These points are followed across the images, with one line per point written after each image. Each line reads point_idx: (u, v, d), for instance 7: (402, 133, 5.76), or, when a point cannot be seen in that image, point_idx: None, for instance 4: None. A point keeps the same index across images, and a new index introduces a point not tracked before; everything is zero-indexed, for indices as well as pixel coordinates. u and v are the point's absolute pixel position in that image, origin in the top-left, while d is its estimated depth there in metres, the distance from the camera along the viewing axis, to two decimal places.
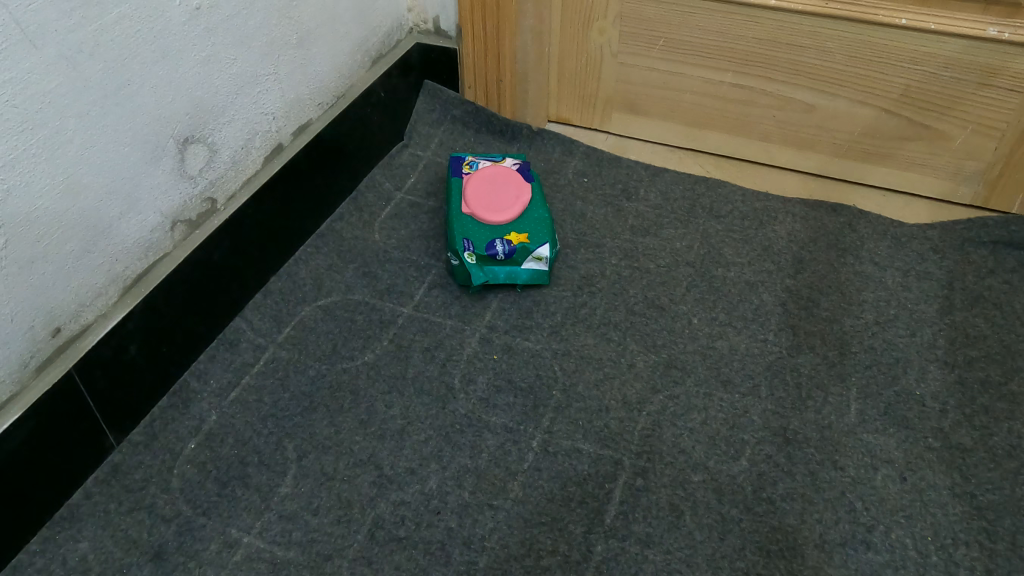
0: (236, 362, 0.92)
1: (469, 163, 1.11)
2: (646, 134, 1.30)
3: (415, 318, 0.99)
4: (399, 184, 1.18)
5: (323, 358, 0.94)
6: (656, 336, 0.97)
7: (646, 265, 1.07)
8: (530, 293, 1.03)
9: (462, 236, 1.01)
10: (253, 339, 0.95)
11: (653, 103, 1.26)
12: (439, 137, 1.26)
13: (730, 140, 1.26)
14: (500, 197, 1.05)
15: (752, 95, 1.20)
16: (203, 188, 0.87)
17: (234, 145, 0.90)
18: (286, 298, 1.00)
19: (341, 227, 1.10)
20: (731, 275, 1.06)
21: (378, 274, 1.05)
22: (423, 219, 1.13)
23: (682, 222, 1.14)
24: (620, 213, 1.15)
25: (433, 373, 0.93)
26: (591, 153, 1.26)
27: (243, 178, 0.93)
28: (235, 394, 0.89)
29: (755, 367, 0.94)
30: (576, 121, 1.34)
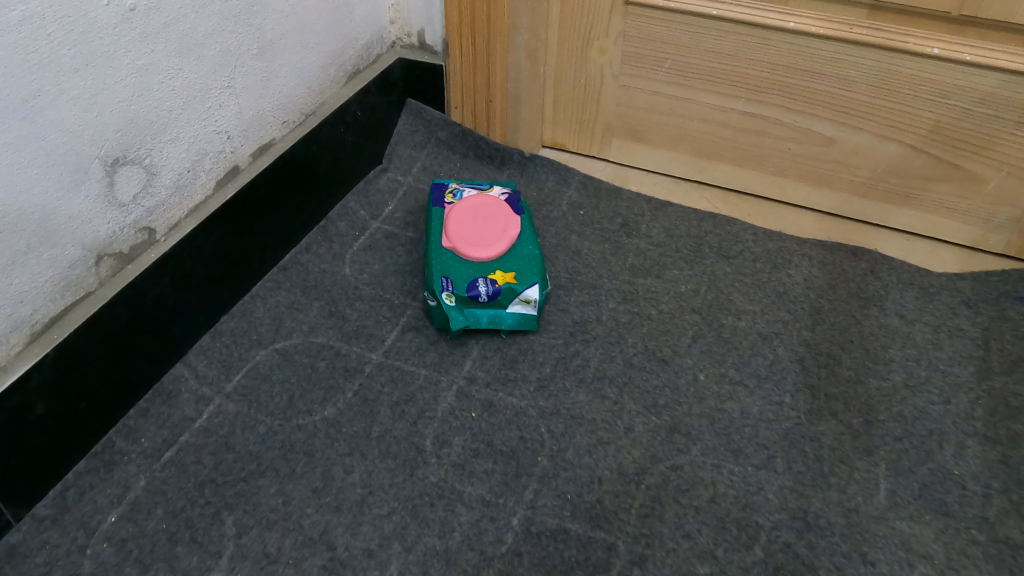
0: (175, 417, 0.81)
1: (452, 191, 1.00)
2: (648, 163, 1.21)
3: (385, 366, 0.87)
4: (375, 211, 1.07)
5: (277, 413, 0.82)
6: (657, 395, 0.87)
7: (647, 311, 0.97)
8: (517, 340, 0.91)
9: (441, 274, 0.89)
10: (196, 389, 0.84)
11: (656, 130, 1.16)
12: (422, 161, 1.16)
13: (739, 172, 1.16)
14: (485, 230, 0.94)
15: (765, 125, 1.10)
16: (138, 217, 0.76)
17: (179, 168, 0.78)
18: (239, 340, 0.89)
19: (308, 259, 0.99)
20: (742, 325, 0.96)
21: (346, 314, 0.93)
22: (400, 252, 1.01)
23: (688, 263, 1.05)
24: (619, 251, 1.05)
25: (402, 433, 0.81)
26: (587, 183, 1.16)
27: (190, 204, 0.82)
28: (170, 455, 0.78)
29: (770, 434, 0.83)
30: (572, 147, 1.24)
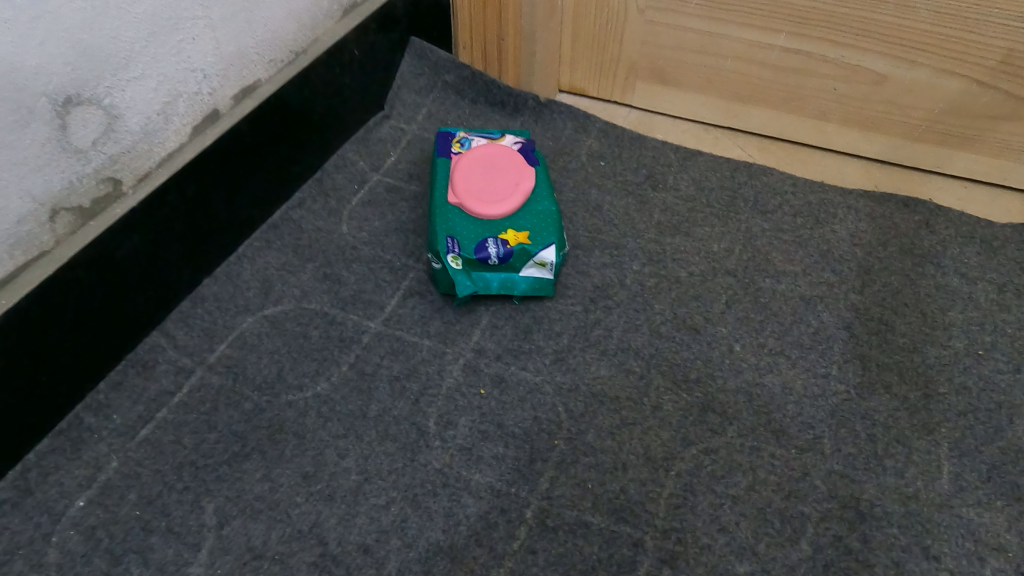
0: (152, 391, 0.73)
1: (459, 140, 0.90)
2: (676, 108, 1.09)
3: (385, 336, 0.79)
4: (376, 162, 0.97)
5: (265, 388, 0.74)
6: (687, 369, 0.78)
7: (676, 274, 0.87)
8: (530, 307, 0.82)
9: (446, 233, 0.80)
10: (174, 360, 0.75)
11: (685, 71, 1.05)
12: (427, 108, 1.05)
13: (777, 117, 1.05)
14: (495, 184, 0.84)
15: (808, 63, 0.98)
16: (100, 166, 0.66)
17: (147, 111, 0.68)
18: (223, 306, 0.80)
19: (301, 215, 0.90)
20: (783, 288, 0.86)
21: (343, 277, 0.84)
22: (403, 208, 0.92)
23: (720, 219, 0.94)
24: (643, 207, 0.95)
25: (402, 413, 0.72)
26: (609, 130, 1.05)
27: (162, 153, 0.72)
28: (145, 433, 0.70)
29: (815, 413, 0.74)
30: (592, 92, 1.13)
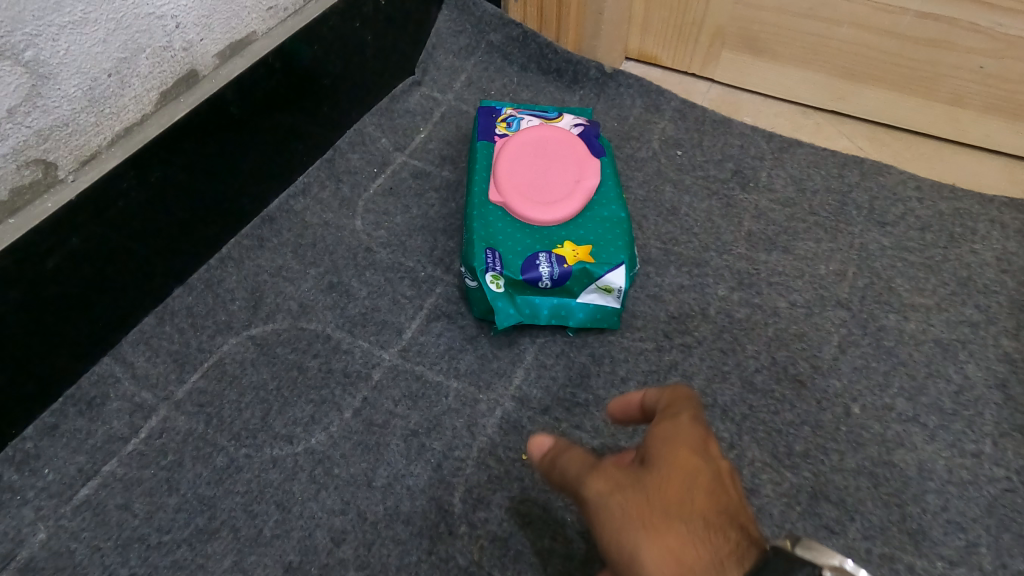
0: (99, 437, 0.56)
1: (505, 119, 0.71)
2: (768, 85, 0.89)
3: (402, 372, 0.61)
4: (401, 140, 0.79)
5: (244, 437, 0.57)
6: (791, 438, 0.60)
7: (773, 303, 0.69)
8: (588, 341, 0.64)
9: (485, 244, 0.62)
10: (131, 395, 0.59)
11: (786, 39, 0.84)
12: (466, 75, 0.86)
13: (899, 101, 0.83)
14: (549, 178, 0.65)
15: (949, 35, 0.76)
16: (22, 145, 0.48)
17: (92, 70, 0.50)
18: (199, 323, 0.63)
19: (305, 205, 0.72)
20: (913, 326, 0.67)
21: (352, 289, 0.66)
22: (432, 200, 0.74)
23: (827, 231, 0.74)
24: (730, 211, 0.76)
25: (419, 484, 0.56)
26: (688, 111, 0.85)
27: (116, 126, 0.54)
28: (85, 494, 0.54)
29: (966, 509, 0.56)
30: (665, 60, 0.93)
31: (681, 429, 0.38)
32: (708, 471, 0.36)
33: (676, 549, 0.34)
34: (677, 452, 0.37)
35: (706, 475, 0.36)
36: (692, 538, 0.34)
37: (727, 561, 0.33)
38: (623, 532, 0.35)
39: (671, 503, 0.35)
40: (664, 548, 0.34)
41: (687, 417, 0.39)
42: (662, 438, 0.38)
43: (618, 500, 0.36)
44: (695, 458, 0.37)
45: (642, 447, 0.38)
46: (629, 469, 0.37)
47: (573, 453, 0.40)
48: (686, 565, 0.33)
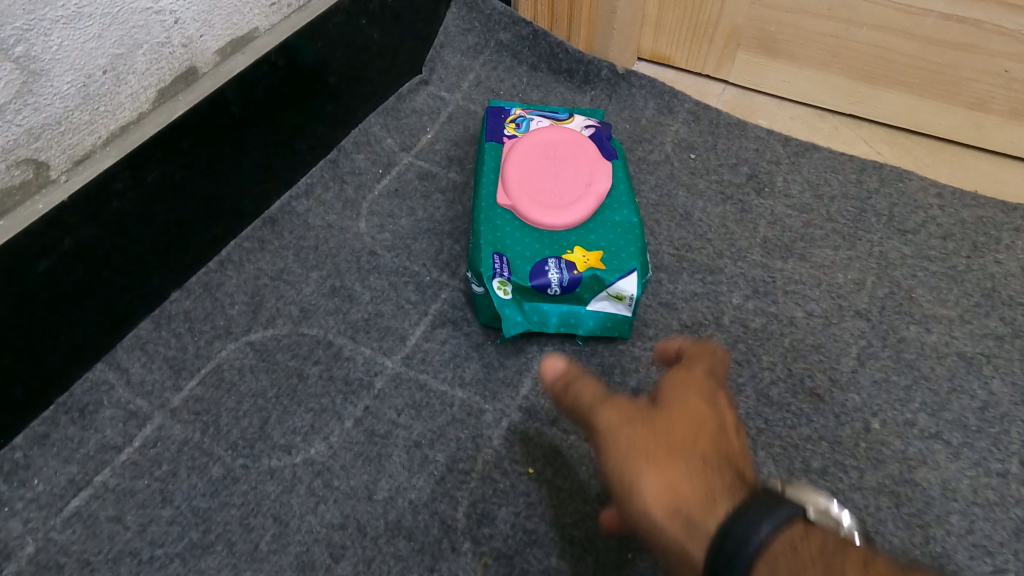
0: (91, 446, 0.55)
1: (514, 119, 0.69)
2: (784, 88, 0.87)
3: (405, 380, 0.59)
4: (407, 140, 0.77)
5: (241, 447, 0.55)
6: (808, 454, 0.58)
7: (789, 313, 0.66)
8: (598, 350, 0.62)
9: (492, 248, 0.60)
10: (126, 403, 0.57)
11: (803, 40, 0.82)
12: (475, 74, 0.85)
13: (919, 105, 0.81)
14: (559, 181, 0.63)
15: (973, 36, 0.73)
16: (12, 143, 0.46)
17: (87, 67, 0.48)
18: (196, 328, 0.61)
19: (307, 207, 0.70)
20: (935, 338, 0.65)
21: (355, 293, 0.64)
22: (438, 203, 0.71)
23: (846, 239, 0.72)
24: (745, 217, 0.74)
25: (422, 498, 0.54)
26: (701, 113, 0.83)
27: (112, 125, 0.52)
28: (76, 505, 0.52)
29: (992, 532, 0.54)
30: (678, 61, 0.90)
31: (692, 381, 0.39)
32: (712, 418, 0.37)
33: (671, 477, 0.35)
34: (690, 398, 0.38)
35: (715, 422, 0.37)
36: (689, 469, 0.35)
37: (718, 494, 0.34)
38: (622, 455, 0.36)
39: (674, 437, 0.36)
40: (661, 474, 0.35)
41: (702, 373, 0.40)
42: (677, 385, 0.39)
43: (627, 428, 0.37)
44: (705, 405, 0.38)
45: (653, 391, 0.40)
46: (641, 404, 0.38)
47: (586, 381, 0.41)
48: (677, 492, 0.34)
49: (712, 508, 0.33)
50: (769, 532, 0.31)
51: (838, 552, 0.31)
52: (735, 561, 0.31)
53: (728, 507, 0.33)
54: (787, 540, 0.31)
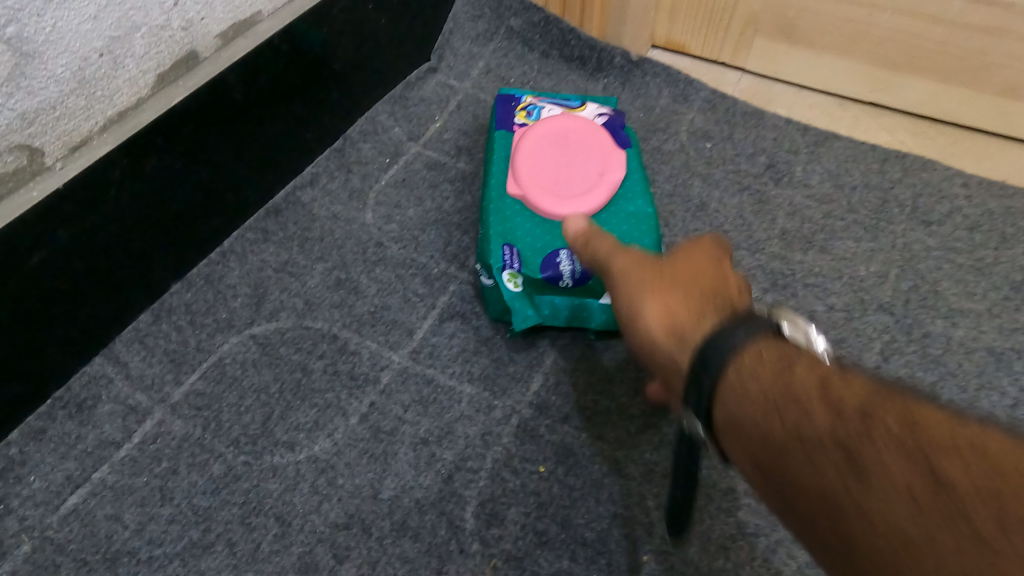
0: (89, 442, 0.53)
1: (525, 107, 0.66)
2: (803, 76, 0.84)
3: (411, 375, 0.58)
4: (414, 129, 0.75)
5: (242, 444, 0.54)
6: None
7: (809, 307, 0.64)
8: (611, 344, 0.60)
9: (502, 240, 0.58)
10: (125, 398, 0.55)
11: (824, 26, 0.79)
12: (485, 61, 0.83)
13: (944, 92, 0.78)
14: (572, 170, 0.61)
15: (1003, 20, 0.71)
16: (5, 128, 0.44)
17: (82, 49, 0.46)
18: (198, 321, 0.59)
19: (313, 197, 0.68)
20: (962, 334, 0.62)
21: (361, 285, 0.63)
22: (446, 193, 0.70)
23: (867, 230, 0.69)
24: (763, 208, 0.71)
25: (429, 497, 0.52)
26: (717, 101, 0.80)
27: (109, 110, 0.50)
28: (73, 503, 0.51)
29: None
30: (693, 48, 0.88)
31: (702, 252, 0.41)
32: (718, 271, 0.40)
33: (669, 302, 0.38)
34: (698, 254, 0.41)
35: (716, 269, 0.40)
36: (684, 295, 0.38)
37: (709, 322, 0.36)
38: (629, 289, 0.40)
39: (675, 275, 0.40)
40: (657, 298, 0.38)
41: (715, 242, 0.42)
42: (687, 245, 0.42)
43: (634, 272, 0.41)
44: (711, 259, 0.40)
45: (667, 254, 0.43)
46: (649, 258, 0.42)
47: (603, 241, 0.46)
48: (669, 312, 0.37)
49: (700, 323, 0.36)
50: (741, 342, 0.32)
51: (813, 363, 0.30)
52: (705, 372, 0.32)
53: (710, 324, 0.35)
54: (757, 350, 0.31)
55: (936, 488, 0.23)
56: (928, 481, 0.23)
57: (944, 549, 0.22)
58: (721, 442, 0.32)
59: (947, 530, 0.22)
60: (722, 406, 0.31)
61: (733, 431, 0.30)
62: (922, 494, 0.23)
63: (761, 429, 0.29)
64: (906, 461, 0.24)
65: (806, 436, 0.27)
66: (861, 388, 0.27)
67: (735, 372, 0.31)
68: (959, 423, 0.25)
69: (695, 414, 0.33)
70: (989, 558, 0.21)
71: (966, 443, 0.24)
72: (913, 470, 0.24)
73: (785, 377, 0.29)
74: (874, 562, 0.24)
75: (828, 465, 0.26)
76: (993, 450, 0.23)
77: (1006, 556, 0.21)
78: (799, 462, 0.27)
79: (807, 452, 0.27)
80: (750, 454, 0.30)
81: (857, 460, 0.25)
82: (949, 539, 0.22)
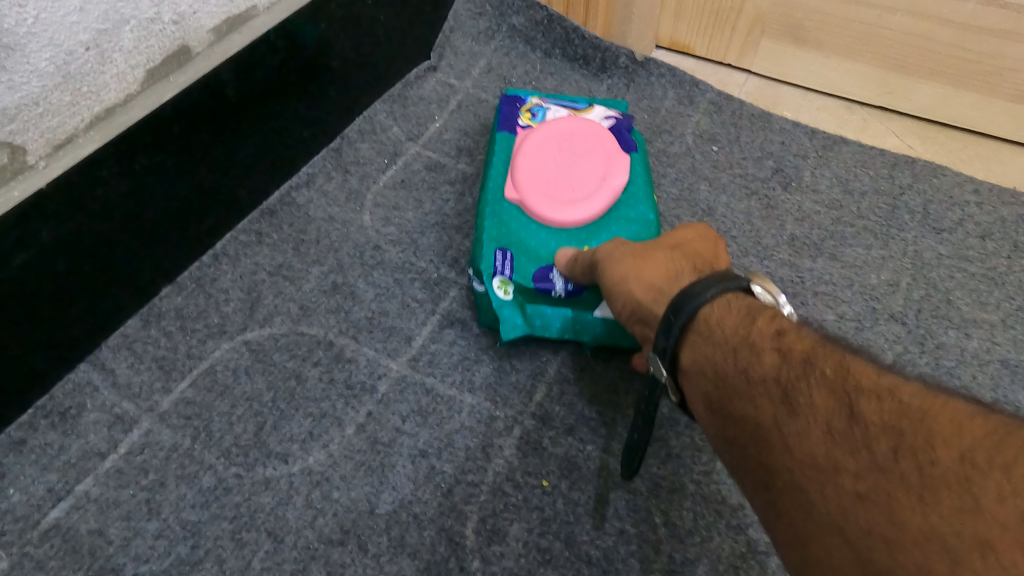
0: (73, 453, 0.51)
1: (529, 109, 0.64)
2: (810, 78, 0.82)
3: (410, 384, 0.56)
4: (414, 129, 0.73)
5: (233, 454, 0.52)
6: None
7: (819, 316, 0.63)
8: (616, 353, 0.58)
9: (495, 245, 0.56)
10: (111, 406, 0.53)
11: (831, 28, 0.77)
12: (487, 60, 0.81)
13: (955, 97, 0.76)
14: (574, 176, 0.58)
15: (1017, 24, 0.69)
16: None
17: (67, 43, 0.43)
18: (188, 327, 0.57)
19: (308, 198, 0.66)
20: (975, 346, 0.60)
21: (358, 290, 0.61)
22: (447, 195, 0.68)
23: (878, 237, 0.68)
24: (771, 213, 0.70)
25: (427, 511, 0.50)
26: (723, 103, 0.78)
27: (96, 107, 0.47)
28: (55, 517, 0.49)
29: None
30: (698, 49, 0.86)
31: (687, 235, 0.46)
32: (702, 248, 0.45)
33: (653, 272, 0.42)
34: (685, 237, 0.45)
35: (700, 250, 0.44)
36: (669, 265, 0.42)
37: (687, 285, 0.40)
38: (616, 262, 0.45)
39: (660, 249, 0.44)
40: (643, 268, 0.43)
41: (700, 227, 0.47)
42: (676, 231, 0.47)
43: (624, 250, 0.45)
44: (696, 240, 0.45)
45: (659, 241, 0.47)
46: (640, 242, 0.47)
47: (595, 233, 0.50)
48: (653, 279, 0.42)
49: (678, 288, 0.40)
50: (712, 296, 0.36)
51: (772, 316, 0.34)
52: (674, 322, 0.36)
53: (688, 283, 0.40)
54: (725, 303, 0.36)
55: (850, 421, 0.28)
56: (844, 416, 0.28)
57: (841, 467, 0.27)
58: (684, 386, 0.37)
59: (851, 455, 0.27)
60: (688, 353, 0.36)
61: (693, 370, 0.35)
62: (838, 425, 0.28)
63: (716, 371, 0.34)
64: (830, 399, 0.29)
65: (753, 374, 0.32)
66: (806, 339, 0.32)
67: (704, 321, 0.35)
68: (881, 374, 0.29)
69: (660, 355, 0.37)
70: (881, 478, 0.26)
71: (883, 388, 0.28)
72: (836, 408, 0.28)
73: (747, 327, 0.34)
74: (781, 473, 0.29)
75: (765, 401, 0.31)
76: (900, 395, 0.28)
77: (893, 476, 0.26)
78: (745, 400, 0.32)
79: (751, 390, 0.32)
80: (705, 393, 0.35)
81: (791, 397, 0.30)
82: (849, 461, 0.27)
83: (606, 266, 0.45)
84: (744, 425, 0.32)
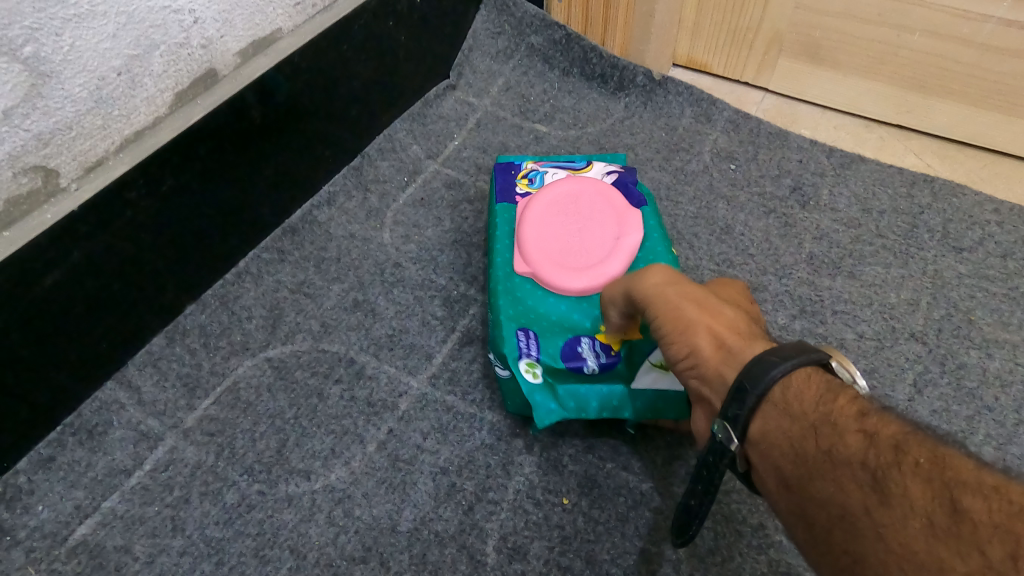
0: (99, 470, 0.52)
1: (526, 174, 0.61)
2: (829, 96, 0.82)
3: (431, 402, 0.56)
4: (433, 147, 0.74)
5: (256, 471, 0.52)
6: None
7: (839, 335, 0.63)
8: None
9: (516, 324, 0.52)
10: (136, 424, 0.54)
11: (849, 47, 0.77)
12: (505, 79, 0.82)
13: (975, 116, 0.76)
14: (588, 242, 0.55)
15: None
16: (19, 149, 0.43)
17: (100, 68, 0.45)
18: (212, 344, 0.58)
19: (329, 216, 0.67)
20: (996, 365, 0.60)
21: (379, 307, 0.61)
22: (466, 213, 0.68)
23: (897, 256, 0.68)
24: (789, 231, 0.70)
25: (448, 530, 0.50)
26: (741, 121, 0.78)
27: (125, 130, 0.48)
28: (81, 534, 0.49)
29: None
30: (716, 68, 0.87)
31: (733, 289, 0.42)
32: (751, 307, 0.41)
33: (714, 320, 0.37)
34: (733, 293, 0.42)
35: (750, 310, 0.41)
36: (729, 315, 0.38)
37: (757, 345, 0.35)
38: (667, 300, 0.39)
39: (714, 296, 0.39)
40: (701, 314, 0.38)
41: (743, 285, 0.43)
42: (720, 283, 0.43)
43: (672, 286, 0.40)
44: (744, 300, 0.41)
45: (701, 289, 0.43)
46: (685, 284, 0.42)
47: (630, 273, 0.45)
48: (714, 330, 0.37)
49: (748, 346, 0.35)
50: (789, 366, 0.32)
51: (852, 396, 0.31)
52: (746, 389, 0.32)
53: (761, 344, 0.35)
54: (803, 374, 0.32)
55: (953, 519, 0.25)
56: (947, 512, 0.26)
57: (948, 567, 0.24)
58: (749, 458, 0.33)
59: (960, 557, 0.24)
60: (759, 424, 0.32)
61: (763, 444, 0.32)
62: (940, 522, 0.25)
63: (795, 449, 0.31)
64: (930, 495, 0.26)
65: (839, 458, 0.29)
66: (895, 424, 0.29)
67: (778, 392, 0.32)
68: (983, 473, 0.26)
69: (728, 424, 0.33)
70: None
71: (987, 484, 0.26)
72: (936, 501, 0.26)
73: (829, 405, 0.31)
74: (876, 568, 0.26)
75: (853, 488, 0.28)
76: (1013, 497, 0.25)
77: None
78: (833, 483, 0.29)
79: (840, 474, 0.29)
80: (779, 473, 0.31)
81: (884, 486, 0.27)
82: (961, 565, 0.24)
83: (650, 303, 0.40)
84: (828, 514, 0.29)
